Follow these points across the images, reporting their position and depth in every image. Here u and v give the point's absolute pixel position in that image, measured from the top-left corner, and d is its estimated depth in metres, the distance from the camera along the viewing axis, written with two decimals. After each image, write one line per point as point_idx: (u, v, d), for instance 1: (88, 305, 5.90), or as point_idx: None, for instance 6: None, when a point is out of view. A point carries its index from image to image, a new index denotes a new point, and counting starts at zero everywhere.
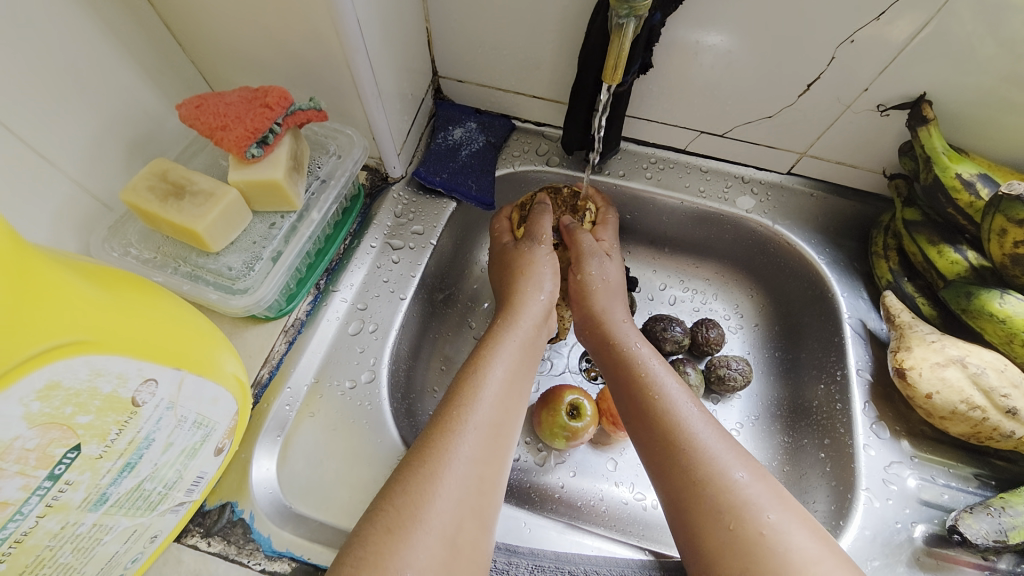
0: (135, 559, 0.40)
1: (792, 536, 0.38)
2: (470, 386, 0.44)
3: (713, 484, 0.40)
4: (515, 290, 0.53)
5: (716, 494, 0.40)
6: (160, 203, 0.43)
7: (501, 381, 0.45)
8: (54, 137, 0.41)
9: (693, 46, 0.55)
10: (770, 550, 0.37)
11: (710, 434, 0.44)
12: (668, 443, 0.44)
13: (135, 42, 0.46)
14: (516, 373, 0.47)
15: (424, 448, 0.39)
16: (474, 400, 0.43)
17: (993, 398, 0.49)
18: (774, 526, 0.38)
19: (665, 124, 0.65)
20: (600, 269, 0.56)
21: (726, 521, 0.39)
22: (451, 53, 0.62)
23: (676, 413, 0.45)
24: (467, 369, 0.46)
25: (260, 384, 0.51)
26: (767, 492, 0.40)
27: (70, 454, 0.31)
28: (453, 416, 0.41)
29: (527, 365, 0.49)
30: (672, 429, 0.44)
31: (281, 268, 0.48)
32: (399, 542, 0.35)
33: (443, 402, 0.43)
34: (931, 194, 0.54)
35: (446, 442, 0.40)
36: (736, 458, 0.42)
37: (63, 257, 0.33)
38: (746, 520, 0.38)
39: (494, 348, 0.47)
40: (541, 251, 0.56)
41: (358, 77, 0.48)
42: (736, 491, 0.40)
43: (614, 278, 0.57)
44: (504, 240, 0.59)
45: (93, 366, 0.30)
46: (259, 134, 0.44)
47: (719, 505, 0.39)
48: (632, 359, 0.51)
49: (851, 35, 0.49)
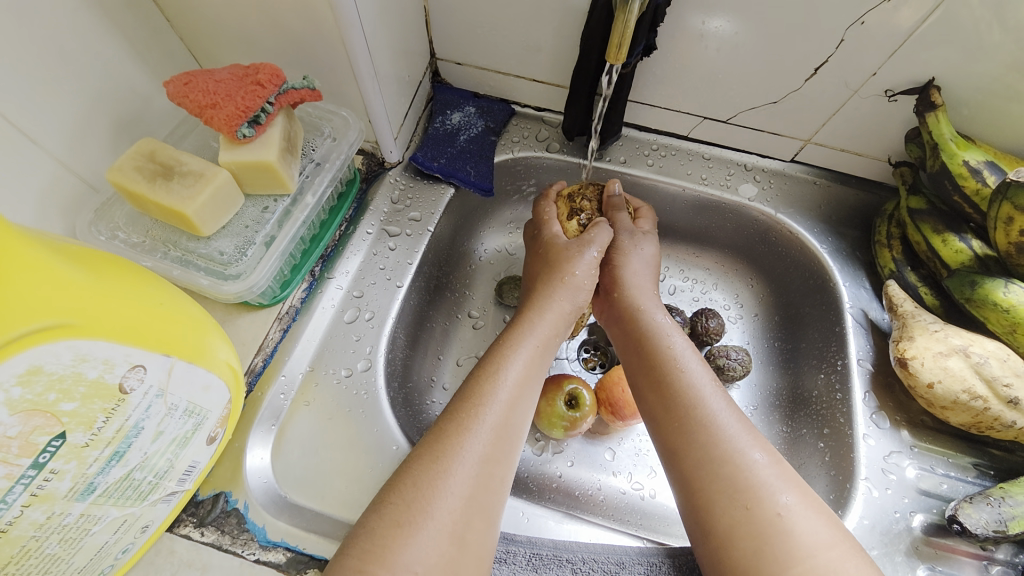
0: (125, 550, 0.39)
1: (806, 518, 0.37)
2: (485, 382, 0.43)
3: (730, 463, 0.40)
4: (541, 291, 0.52)
5: (732, 474, 0.39)
6: (149, 184, 0.41)
7: (519, 376, 0.44)
8: (37, 115, 0.39)
9: (697, 29, 0.53)
10: (785, 532, 0.37)
11: (728, 414, 0.43)
12: (686, 421, 0.43)
13: (121, 16, 0.44)
14: (532, 374, 0.45)
15: (436, 444, 0.38)
16: (490, 398, 0.42)
17: (995, 387, 0.49)
18: (789, 508, 0.38)
19: (667, 110, 0.63)
20: (633, 242, 0.56)
21: (742, 501, 0.38)
22: (449, 35, 0.60)
23: (697, 391, 0.44)
24: (484, 365, 0.45)
25: (253, 372, 0.50)
26: (781, 474, 0.40)
27: (55, 442, 0.30)
28: (469, 412, 0.40)
29: (543, 358, 0.48)
30: (691, 406, 0.43)
31: (275, 253, 0.47)
32: (406, 538, 0.34)
33: (458, 397, 0.42)
34: (938, 182, 0.53)
35: (459, 439, 0.39)
36: (753, 440, 0.41)
37: (48, 238, 0.32)
38: (762, 501, 0.38)
39: (512, 346, 0.46)
40: (587, 263, 0.52)
41: (354, 57, 0.47)
42: (753, 471, 0.39)
43: (647, 253, 0.57)
44: (551, 228, 0.57)
45: (77, 351, 0.29)
46: (250, 113, 0.42)
47: (735, 484, 0.39)
48: (654, 336, 0.49)
49: (860, 17, 0.48)
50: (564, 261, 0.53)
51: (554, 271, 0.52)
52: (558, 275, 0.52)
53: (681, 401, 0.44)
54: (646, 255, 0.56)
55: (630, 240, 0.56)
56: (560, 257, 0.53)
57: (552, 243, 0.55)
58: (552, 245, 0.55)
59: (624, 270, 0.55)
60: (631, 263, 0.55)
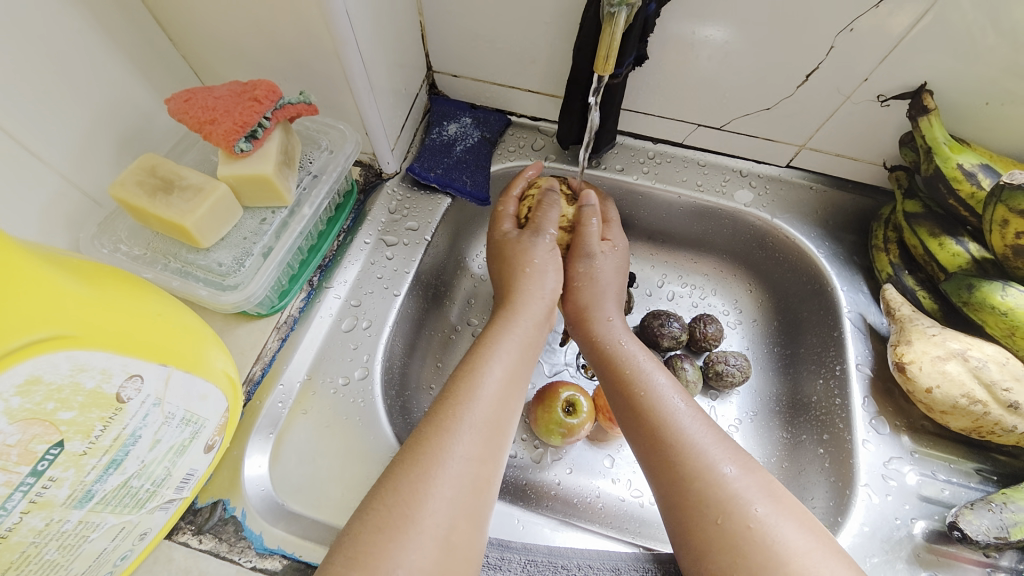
0: (123, 558, 0.39)
1: (782, 528, 0.37)
2: (464, 383, 0.43)
3: (701, 478, 0.40)
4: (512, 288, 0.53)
5: (704, 489, 0.39)
6: (149, 198, 0.42)
7: (500, 380, 0.44)
8: (42, 133, 0.41)
9: (689, 38, 0.54)
10: (760, 545, 0.36)
11: (698, 428, 0.43)
12: (657, 439, 0.43)
13: (125, 37, 0.46)
14: (514, 373, 0.46)
15: (418, 447, 0.39)
16: (470, 398, 0.42)
17: (994, 392, 0.48)
18: (762, 519, 0.37)
19: (661, 118, 0.64)
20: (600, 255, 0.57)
21: (714, 516, 0.38)
22: (445, 48, 0.61)
23: (664, 408, 0.44)
24: (460, 368, 0.45)
25: (252, 381, 0.51)
26: (756, 485, 0.39)
27: (53, 450, 0.31)
28: (446, 415, 0.41)
29: (524, 358, 0.48)
30: (659, 426, 0.43)
31: (273, 263, 0.48)
32: (391, 541, 0.34)
33: (439, 398, 0.43)
34: (933, 185, 0.53)
35: (442, 440, 0.39)
36: (726, 452, 0.41)
37: (48, 253, 0.33)
38: (734, 514, 0.38)
39: (492, 345, 0.47)
40: (540, 247, 0.55)
41: (349, 72, 0.48)
42: (724, 485, 0.39)
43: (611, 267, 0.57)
44: (504, 227, 0.58)
45: (75, 361, 0.30)
46: (248, 128, 0.43)
47: (707, 499, 0.39)
48: (621, 357, 0.50)
49: (850, 24, 0.48)
50: (518, 253, 0.55)
51: (516, 265, 0.54)
52: (518, 269, 0.54)
53: (649, 423, 0.44)
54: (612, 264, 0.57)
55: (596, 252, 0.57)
56: (516, 252, 0.55)
57: (506, 239, 0.56)
58: (507, 241, 0.56)
59: (579, 269, 0.56)
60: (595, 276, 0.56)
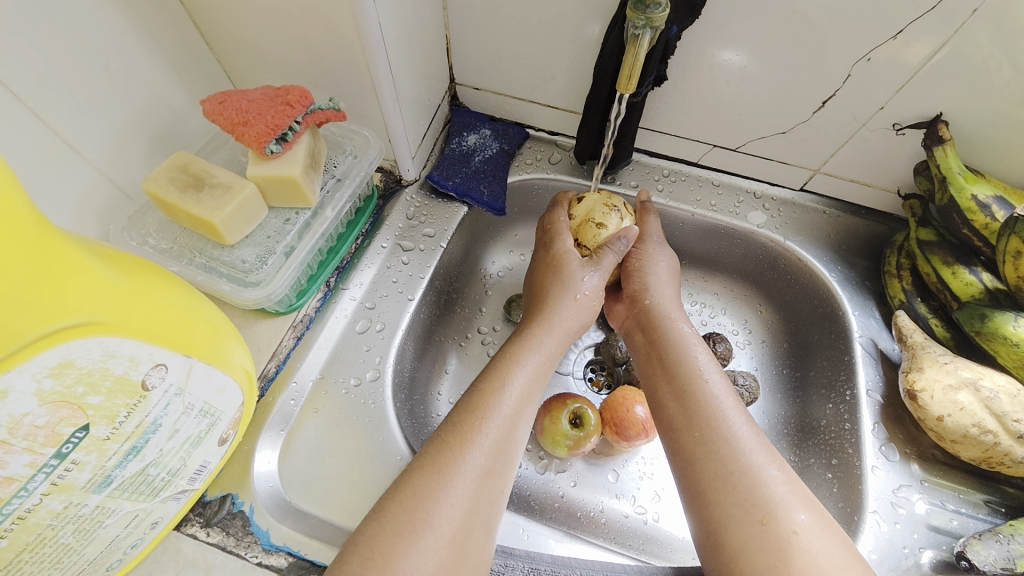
0: (133, 546, 0.40)
1: (819, 537, 0.37)
2: (486, 395, 0.43)
3: (749, 477, 0.40)
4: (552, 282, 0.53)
5: (749, 489, 0.39)
6: (180, 194, 0.44)
7: (523, 390, 0.45)
8: (82, 128, 0.42)
9: (708, 61, 0.55)
10: (800, 550, 0.36)
11: (747, 428, 0.43)
12: (706, 431, 0.43)
13: (164, 38, 0.48)
14: (534, 386, 0.46)
15: (443, 447, 0.39)
16: (494, 410, 0.42)
17: (1005, 423, 0.48)
18: (805, 525, 0.38)
19: (678, 137, 0.65)
20: (657, 251, 0.58)
21: (758, 516, 0.38)
22: (469, 62, 0.63)
23: (716, 402, 0.44)
24: (486, 378, 0.45)
25: (266, 377, 0.52)
26: (796, 492, 0.40)
27: (78, 433, 0.31)
28: (470, 426, 0.41)
29: (546, 373, 0.48)
30: (710, 418, 0.43)
31: (294, 262, 0.49)
32: (407, 545, 0.35)
33: (460, 409, 0.43)
34: (946, 215, 0.54)
35: (461, 452, 0.39)
36: (768, 456, 0.41)
37: (88, 242, 0.34)
38: (779, 517, 0.38)
39: (518, 358, 0.47)
40: (596, 282, 0.53)
41: (377, 80, 0.49)
42: (769, 488, 0.39)
43: (667, 264, 0.58)
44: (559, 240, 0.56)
45: (107, 347, 0.31)
46: (278, 130, 0.45)
47: (752, 499, 0.39)
48: (676, 344, 0.50)
49: (867, 53, 0.49)
50: (568, 254, 0.55)
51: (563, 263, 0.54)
52: (568, 266, 0.54)
53: (701, 413, 0.44)
54: (665, 265, 0.58)
55: (655, 249, 0.58)
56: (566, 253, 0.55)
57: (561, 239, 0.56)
58: (562, 238, 0.56)
59: (645, 273, 0.56)
60: (654, 269, 0.57)
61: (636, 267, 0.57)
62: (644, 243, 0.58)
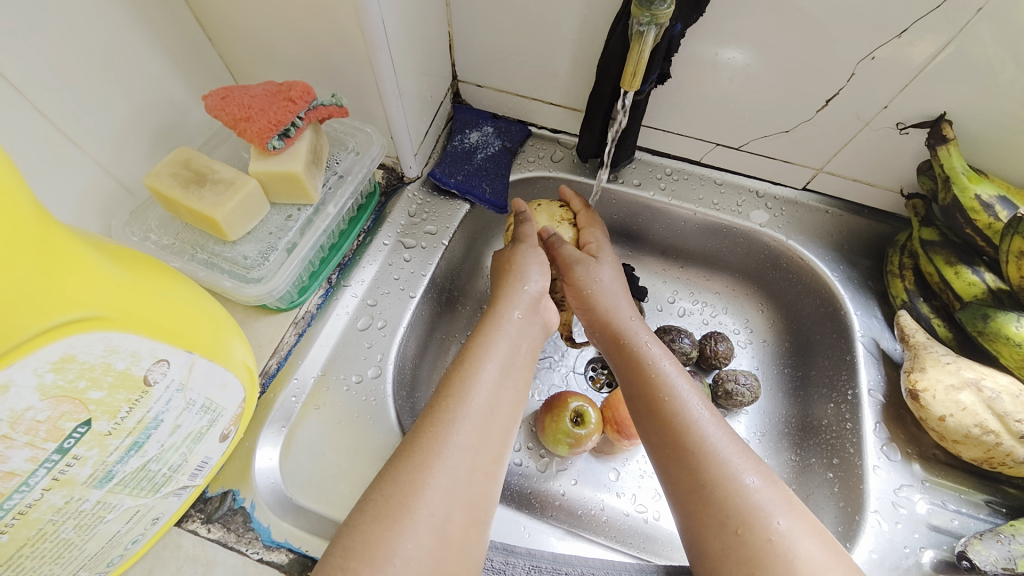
0: (134, 541, 0.40)
1: (800, 543, 0.37)
2: (461, 375, 0.43)
3: (722, 488, 0.40)
4: (502, 284, 0.53)
5: (724, 500, 0.39)
6: (182, 190, 0.43)
7: (497, 371, 0.45)
8: (84, 123, 0.42)
9: (711, 59, 0.55)
10: (778, 558, 0.36)
11: (720, 436, 0.43)
12: (678, 446, 0.43)
13: (167, 34, 0.47)
14: (511, 367, 0.46)
15: (416, 434, 0.39)
16: (465, 391, 0.42)
17: (1007, 423, 0.48)
18: (783, 532, 0.37)
19: (681, 136, 0.65)
20: (588, 273, 0.56)
21: (733, 527, 0.38)
22: (472, 59, 0.63)
23: (684, 416, 0.44)
24: (459, 360, 0.45)
25: (267, 374, 0.51)
26: (776, 497, 0.39)
27: (80, 429, 0.31)
28: (442, 406, 0.41)
29: (520, 354, 0.48)
30: (680, 433, 0.43)
31: (297, 259, 0.49)
32: (389, 532, 0.35)
33: (434, 392, 0.43)
34: (950, 214, 0.54)
35: (437, 432, 0.39)
36: (746, 461, 0.41)
37: (90, 237, 0.34)
38: (755, 526, 0.38)
39: (485, 339, 0.47)
40: (530, 251, 0.55)
41: (380, 77, 0.49)
42: (745, 496, 0.39)
43: (607, 278, 0.57)
44: (500, 249, 0.59)
45: (109, 342, 0.31)
46: (281, 126, 0.44)
47: (728, 509, 0.39)
48: (641, 362, 0.49)
49: (871, 52, 0.49)
50: (512, 256, 0.55)
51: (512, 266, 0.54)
52: (515, 268, 0.53)
53: (671, 428, 0.44)
54: (607, 282, 0.57)
55: (585, 273, 0.56)
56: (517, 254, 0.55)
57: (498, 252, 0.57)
58: (500, 258, 0.56)
59: (591, 301, 0.56)
60: (597, 293, 0.56)
61: (580, 297, 0.56)
62: (570, 276, 0.56)
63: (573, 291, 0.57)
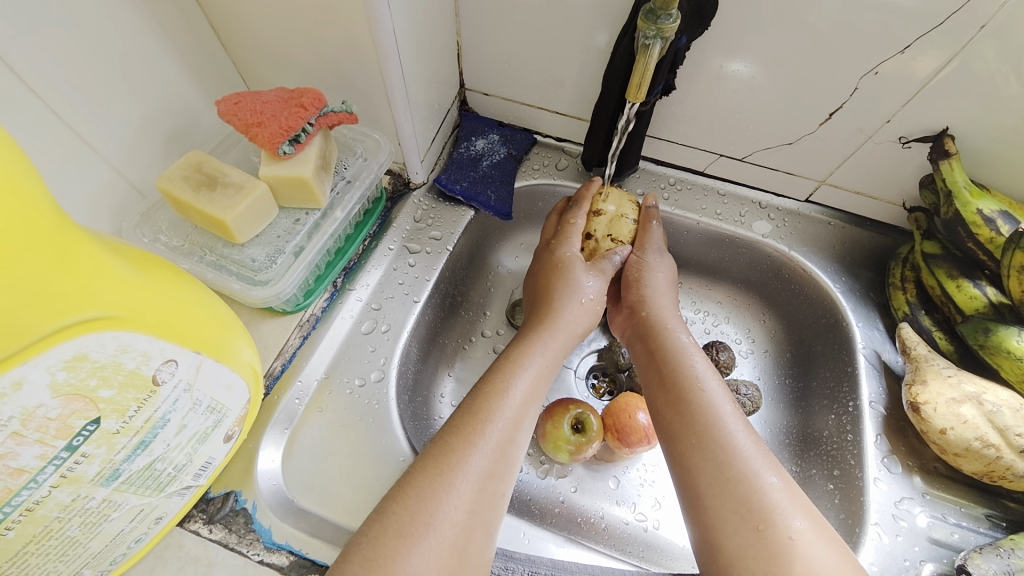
0: (137, 540, 0.40)
1: (815, 544, 0.37)
2: (490, 397, 0.43)
3: (745, 483, 0.40)
4: (556, 306, 0.52)
5: (747, 494, 0.39)
6: (193, 192, 0.44)
7: (524, 394, 0.45)
8: (99, 125, 0.43)
9: (716, 71, 0.55)
10: (794, 556, 0.36)
11: (744, 435, 0.43)
12: (703, 439, 0.43)
13: (181, 39, 0.48)
14: (537, 391, 0.46)
15: (444, 446, 0.40)
16: (495, 413, 0.42)
17: (1007, 437, 0.48)
18: (800, 532, 0.38)
19: (685, 146, 0.66)
20: (659, 260, 0.57)
21: (755, 522, 0.38)
22: (479, 68, 0.64)
23: (714, 410, 0.44)
24: (490, 379, 0.45)
25: (271, 376, 0.52)
26: (793, 499, 0.40)
27: (89, 427, 0.32)
28: (473, 426, 0.41)
29: (547, 379, 0.48)
30: (707, 427, 0.43)
31: (303, 263, 0.49)
32: (408, 547, 0.35)
33: (464, 408, 0.43)
34: (951, 228, 0.54)
35: (464, 453, 0.40)
36: (767, 463, 0.41)
37: (103, 237, 0.34)
38: (776, 524, 0.38)
39: (518, 363, 0.47)
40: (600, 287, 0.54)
41: (389, 84, 0.50)
42: (766, 494, 0.39)
43: (669, 276, 0.58)
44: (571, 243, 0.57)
45: (120, 342, 0.31)
46: (292, 131, 0.45)
47: (749, 505, 0.39)
48: (673, 353, 0.49)
49: (874, 67, 0.50)
50: (579, 276, 0.54)
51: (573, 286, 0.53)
52: (569, 280, 0.54)
53: (697, 421, 0.44)
54: (669, 274, 0.58)
55: (655, 257, 0.57)
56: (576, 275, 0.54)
57: (571, 256, 0.56)
58: (572, 259, 0.55)
59: (648, 282, 0.56)
60: (656, 281, 0.56)
61: (638, 275, 0.56)
62: (643, 251, 0.57)
63: (637, 264, 0.57)
